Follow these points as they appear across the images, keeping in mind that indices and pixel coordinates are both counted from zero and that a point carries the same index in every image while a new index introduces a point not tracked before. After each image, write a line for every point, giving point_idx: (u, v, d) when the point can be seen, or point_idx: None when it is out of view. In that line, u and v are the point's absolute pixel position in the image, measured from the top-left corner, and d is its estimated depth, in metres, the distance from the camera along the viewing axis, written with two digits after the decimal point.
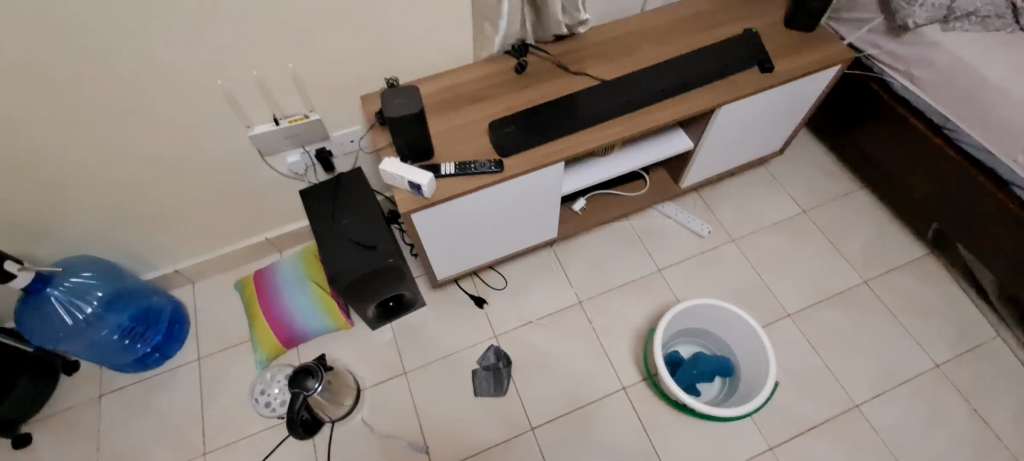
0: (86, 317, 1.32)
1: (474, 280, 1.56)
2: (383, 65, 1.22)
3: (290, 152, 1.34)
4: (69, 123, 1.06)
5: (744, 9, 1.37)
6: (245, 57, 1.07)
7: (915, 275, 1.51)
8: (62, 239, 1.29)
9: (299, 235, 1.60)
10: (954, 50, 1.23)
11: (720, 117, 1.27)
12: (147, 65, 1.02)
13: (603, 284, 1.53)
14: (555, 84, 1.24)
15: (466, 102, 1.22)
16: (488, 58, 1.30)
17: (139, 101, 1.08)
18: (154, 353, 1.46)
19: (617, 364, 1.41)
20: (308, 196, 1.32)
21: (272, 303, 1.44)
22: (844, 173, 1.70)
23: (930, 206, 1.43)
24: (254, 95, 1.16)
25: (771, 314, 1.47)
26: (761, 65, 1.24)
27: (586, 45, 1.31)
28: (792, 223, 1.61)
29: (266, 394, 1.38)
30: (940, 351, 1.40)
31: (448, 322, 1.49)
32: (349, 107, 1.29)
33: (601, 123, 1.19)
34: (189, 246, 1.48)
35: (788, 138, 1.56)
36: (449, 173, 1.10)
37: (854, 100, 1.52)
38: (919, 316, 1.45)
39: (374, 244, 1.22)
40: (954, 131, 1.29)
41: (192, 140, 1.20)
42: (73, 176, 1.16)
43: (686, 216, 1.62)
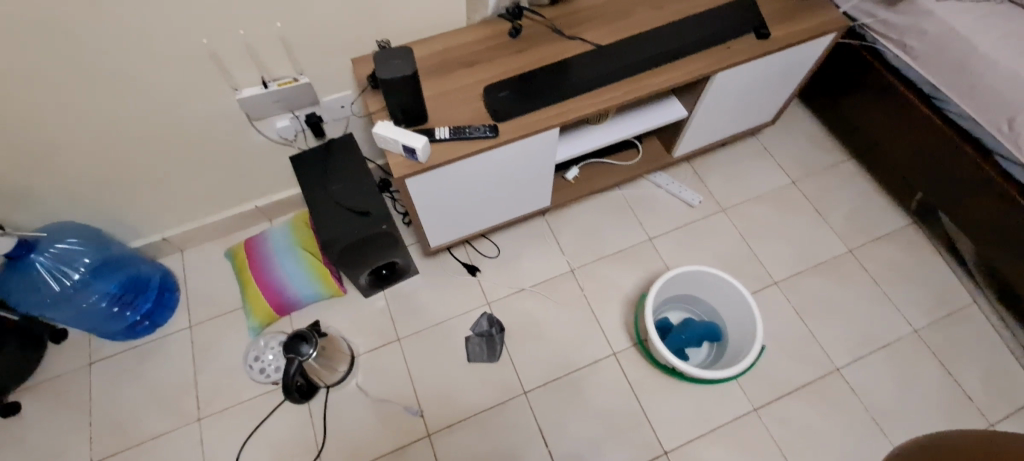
0: (74, 283, 1.31)
1: (467, 248, 1.56)
2: (373, 26, 1.19)
3: (279, 117, 1.31)
4: (43, 80, 1.01)
5: None
6: (232, 15, 1.04)
7: (897, 244, 1.55)
8: (43, 205, 1.26)
9: (289, 203, 1.58)
10: (946, 20, 1.24)
11: (714, 84, 1.27)
12: (124, 20, 0.97)
13: (595, 252, 1.54)
14: (550, 48, 1.23)
15: (459, 66, 1.20)
16: (481, 22, 1.27)
17: (119, 59, 1.03)
18: (144, 321, 1.45)
19: (608, 329, 1.44)
20: (298, 162, 1.30)
21: (264, 271, 1.43)
22: (832, 144, 1.72)
23: (915, 177, 1.46)
24: (241, 56, 1.12)
25: (758, 281, 1.50)
26: (756, 32, 1.24)
27: (582, 9, 1.29)
28: (781, 193, 1.63)
29: (260, 360, 1.38)
30: (918, 316, 1.45)
31: (441, 290, 1.50)
32: (339, 70, 1.26)
33: (597, 89, 1.18)
34: (177, 213, 1.45)
35: (780, 108, 1.57)
36: (444, 137, 1.09)
37: (846, 70, 1.52)
38: (899, 282, 1.50)
39: (367, 210, 1.21)
40: (942, 101, 1.30)
41: (175, 101, 1.16)
42: (53, 139, 1.12)
43: (677, 186, 1.63)
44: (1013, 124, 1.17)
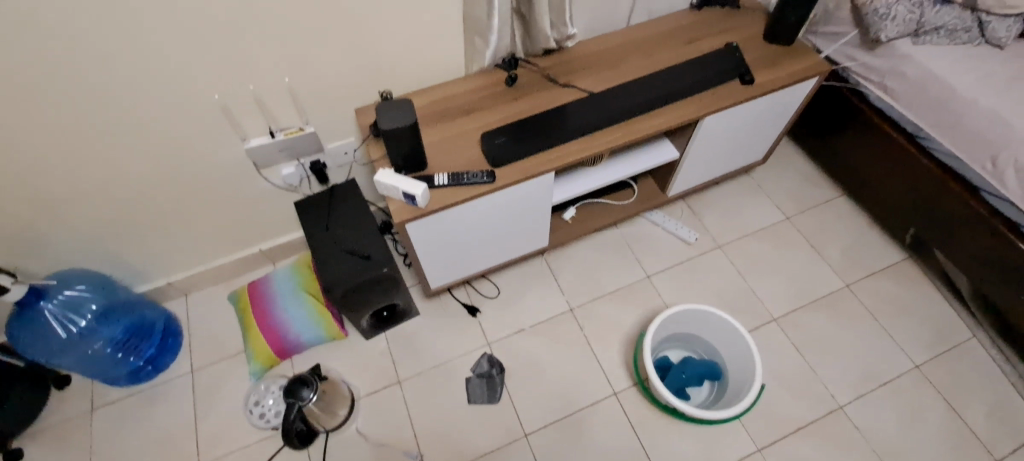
0: (81, 330, 1.34)
1: (467, 289, 1.57)
2: (376, 78, 1.25)
3: (285, 164, 1.36)
4: (62, 136, 1.07)
5: (726, 22, 1.42)
6: (243, 73, 1.10)
7: (894, 279, 1.56)
8: (55, 253, 1.29)
9: (292, 246, 1.62)
10: (924, 63, 1.29)
11: (704, 127, 1.32)
12: (140, 77, 1.02)
13: (593, 291, 1.56)
14: (545, 96, 1.28)
15: (457, 114, 1.25)
16: (479, 72, 1.33)
17: (134, 113, 1.08)
18: (148, 366, 1.46)
19: (608, 368, 1.43)
20: (302, 207, 1.34)
21: (267, 314, 1.45)
22: (824, 181, 1.75)
23: (907, 213, 1.49)
24: (250, 109, 1.18)
25: (757, 318, 1.50)
26: (741, 78, 1.29)
27: (575, 58, 1.35)
28: (776, 229, 1.66)
29: (260, 405, 1.38)
30: (919, 352, 1.45)
31: (441, 330, 1.51)
32: (343, 120, 1.31)
33: (590, 134, 1.22)
34: (184, 258, 1.49)
35: (771, 147, 1.61)
36: (443, 184, 1.13)
37: (832, 110, 1.57)
38: (898, 317, 1.50)
39: (368, 254, 1.24)
40: (926, 139, 1.35)
41: (186, 151, 1.21)
42: (68, 190, 1.17)
43: (673, 223, 1.66)
44: (996, 163, 1.21)
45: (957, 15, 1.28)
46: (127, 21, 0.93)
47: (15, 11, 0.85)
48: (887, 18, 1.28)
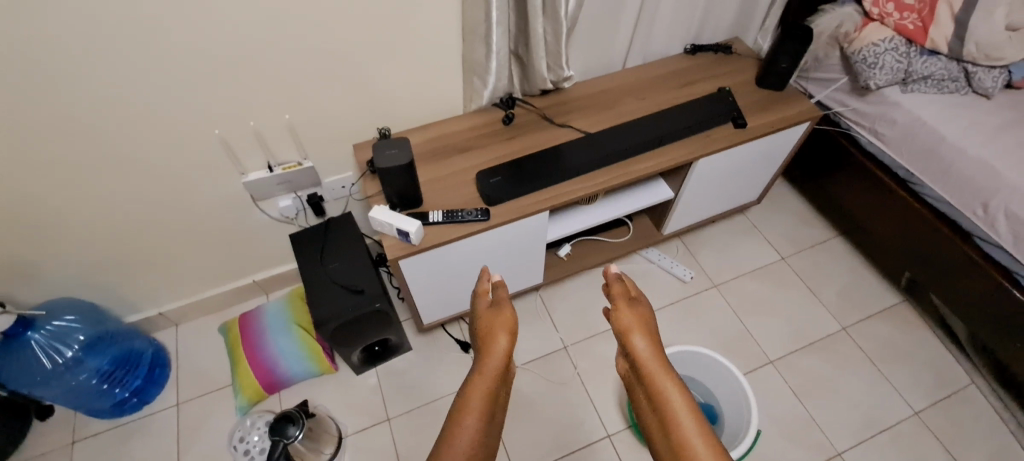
0: (66, 361, 1.31)
1: (460, 324, 1.56)
2: (375, 115, 1.27)
3: (281, 197, 1.37)
4: (63, 166, 1.08)
5: (719, 67, 1.45)
6: (245, 109, 1.13)
7: (891, 323, 1.55)
8: (48, 282, 1.29)
9: (286, 277, 1.61)
10: (912, 110, 1.32)
11: (697, 169, 1.33)
12: (143, 109, 1.05)
13: (587, 329, 1.55)
14: (540, 135, 1.30)
15: (454, 152, 1.27)
16: (477, 110, 1.35)
17: (135, 144, 1.10)
18: (132, 398, 1.43)
19: (602, 410, 1.41)
20: (297, 240, 1.34)
21: (256, 347, 1.43)
22: (820, 222, 1.76)
23: (901, 257, 1.49)
24: (250, 143, 1.20)
25: (754, 360, 1.48)
26: (734, 121, 1.32)
27: (571, 99, 1.38)
28: (771, 270, 1.66)
29: (246, 441, 1.31)
30: (918, 397, 1.42)
31: (433, 367, 1.49)
32: (341, 154, 1.33)
33: (584, 175, 1.24)
34: (176, 288, 1.48)
35: (765, 188, 1.62)
36: (438, 220, 1.13)
37: (824, 152, 1.59)
38: (896, 361, 1.48)
39: (361, 288, 1.24)
40: (918, 185, 1.36)
41: (185, 182, 1.22)
42: (66, 219, 1.18)
43: (668, 261, 1.65)
44: (987, 208, 1.22)
45: (944, 66, 1.32)
46: (134, 55, 0.96)
47: (26, 46, 0.88)
48: (876, 67, 1.32)
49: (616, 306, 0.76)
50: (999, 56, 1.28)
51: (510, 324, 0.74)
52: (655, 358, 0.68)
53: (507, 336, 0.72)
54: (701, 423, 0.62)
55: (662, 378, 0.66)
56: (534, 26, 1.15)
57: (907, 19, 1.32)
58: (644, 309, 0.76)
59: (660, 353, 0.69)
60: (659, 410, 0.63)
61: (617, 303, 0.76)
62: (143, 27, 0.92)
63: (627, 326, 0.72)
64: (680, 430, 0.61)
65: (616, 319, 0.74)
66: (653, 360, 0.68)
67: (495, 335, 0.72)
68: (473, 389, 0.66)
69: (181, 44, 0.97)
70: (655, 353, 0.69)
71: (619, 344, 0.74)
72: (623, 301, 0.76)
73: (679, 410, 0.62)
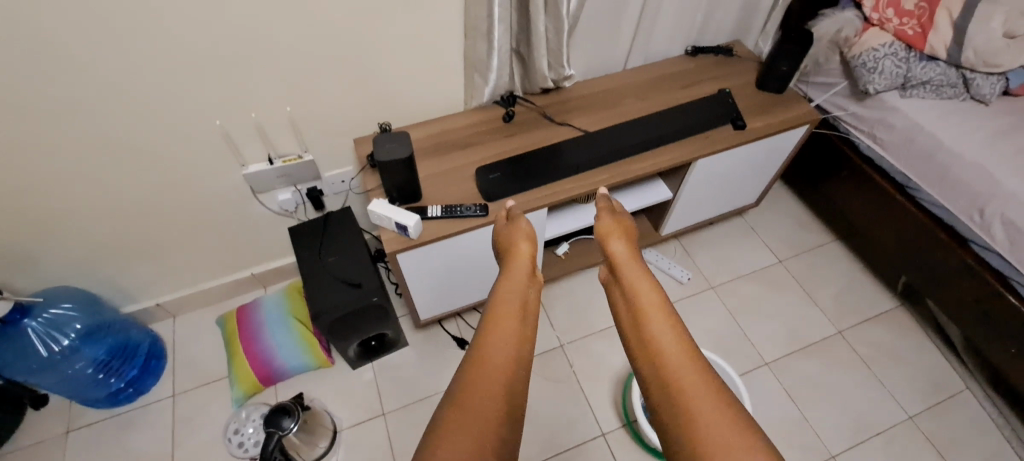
0: (62, 350, 1.31)
1: (458, 321, 1.57)
2: (376, 110, 1.28)
3: (281, 190, 1.37)
4: (63, 155, 1.08)
5: (719, 69, 1.46)
6: (246, 101, 1.13)
7: (887, 327, 1.56)
8: (46, 270, 1.29)
9: (285, 271, 1.61)
10: (911, 115, 1.33)
11: (696, 169, 1.34)
12: (145, 99, 1.05)
13: (584, 328, 1.55)
14: (540, 133, 1.30)
15: (454, 148, 1.28)
16: (478, 107, 1.36)
17: (136, 134, 1.10)
18: (128, 388, 1.43)
19: (598, 409, 1.41)
20: (295, 232, 1.35)
21: (253, 340, 1.44)
22: (818, 226, 1.76)
23: (898, 261, 1.50)
24: (251, 135, 1.21)
25: (749, 362, 1.48)
26: (733, 123, 1.32)
27: (571, 97, 1.38)
28: (768, 272, 1.66)
29: (240, 433, 1.35)
30: (912, 402, 1.43)
31: (430, 363, 1.49)
32: (341, 149, 1.33)
33: (582, 173, 1.24)
34: (174, 279, 1.49)
35: (763, 190, 1.63)
36: (436, 215, 1.13)
37: (823, 156, 1.60)
38: (891, 365, 1.49)
39: (359, 282, 1.24)
40: (916, 189, 1.36)
41: (185, 173, 1.22)
42: (65, 208, 1.18)
43: (666, 262, 1.65)
44: (984, 214, 1.22)
45: (942, 72, 1.32)
46: (136, 45, 0.96)
47: (31, 34, 0.89)
48: (875, 71, 1.33)
49: (599, 218, 0.84)
50: (996, 62, 1.28)
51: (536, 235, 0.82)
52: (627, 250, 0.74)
53: (530, 242, 0.80)
54: (661, 291, 0.66)
55: (633, 266, 0.72)
56: (535, 24, 1.16)
57: (907, 25, 1.33)
58: (626, 222, 0.83)
59: (633, 251, 0.76)
60: (630, 283, 0.68)
61: (600, 215, 0.85)
62: (146, 17, 0.93)
63: (607, 229, 0.80)
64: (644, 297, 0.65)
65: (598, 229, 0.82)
66: (627, 254, 0.74)
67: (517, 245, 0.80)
68: (509, 278, 0.71)
69: (183, 35, 0.97)
70: (630, 249, 0.75)
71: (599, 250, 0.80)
72: (606, 212, 0.85)
73: (646, 282, 0.67)
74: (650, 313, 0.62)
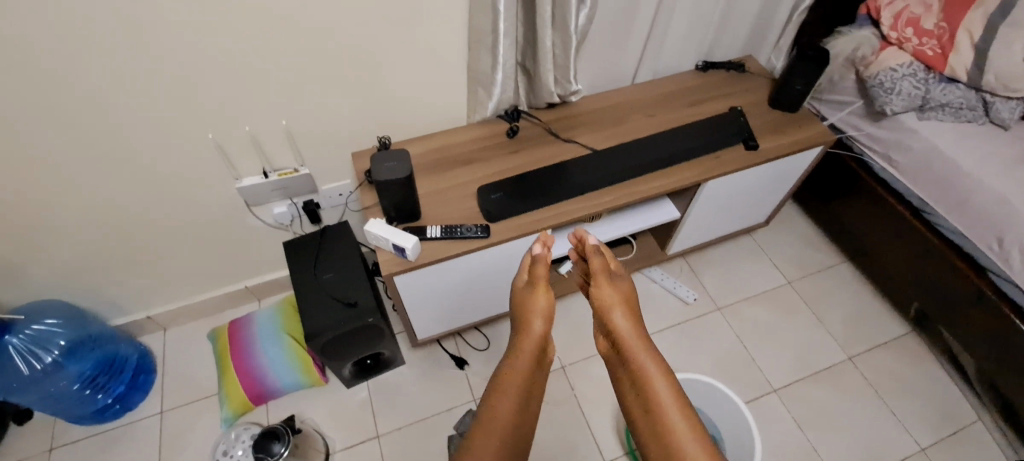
0: (45, 367, 1.25)
1: (456, 340, 1.52)
2: (375, 123, 1.24)
3: (277, 203, 1.33)
4: (48, 168, 1.04)
5: (730, 85, 1.42)
6: (240, 114, 1.09)
7: (898, 354, 1.51)
8: (29, 283, 1.25)
9: (279, 284, 1.57)
10: (929, 138, 1.28)
11: (705, 190, 1.30)
12: (133, 112, 1.01)
13: (586, 349, 1.50)
14: (545, 150, 1.26)
15: (455, 164, 1.23)
16: (481, 122, 1.32)
17: (125, 147, 1.06)
18: (115, 405, 1.39)
19: (599, 435, 1.36)
20: (290, 247, 1.30)
21: (244, 357, 1.39)
22: (828, 246, 1.72)
23: (910, 286, 1.45)
24: (245, 148, 1.16)
25: (757, 388, 1.44)
26: (745, 142, 1.28)
27: (577, 113, 1.34)
28: (776, 294, 1.61)
29: (229, 456, 1.23)
30: (924, 434, 1.38)
31: (426, 383, 1.44)
32: (339, 162, 1.29)
33: (587, 193, 1.20)
34: (165, 291, 1.44)
35: (773, 210, 1.59)
36: (435, 236, 1.09)
37: (835, 176, 1.55)
38: (902, 395, 1.44)
39: (355, 301, 1.20)
40: (932, 215, 1.32)
41: (176, 185, 1.18)
42: (50, 222, 1.14)
43: (671, 281, 1.61)
44: (1002, 242, 1.18)
45: (962, 94, 1.27)
46: (122, 57, 0.92)
47: (14, 42, 0.84)
48: (893, 92, 1.28)
49: (598, 282, 0.73)
50: (1017, 86, 1.23)
51: (536, 307, 0.71)
52: (634, 331, 0.64)
53: (534, 318, 0.70)
54: (682, 400, 0.58)
55: (644, 357, 0.62)
56: (542, 38, 1.12)
57: (926, 45, 1.29)
58: (625, 285, 0.73)
59: (640, 329, 0.66)
60: (641, 387, 0.59)
61: (597, 281, 0.73)
62: (133, 28, 0.89)
63: (609, 300, 0.70)
64: (665, 416, 0.57)
65: (598, 293, 0.72)
66: (635, 338, 0.64)
67: (518, 319, 0.71)
68: (508, 371, 0.63)
69: (173, 45, 0.93)
70: (637, 329, 0.65)
71: (597, 323, 0.71)
72: (605, 276, 0.74)
73: (660, 383, 0.59)
74: (671, 434, 0.56)
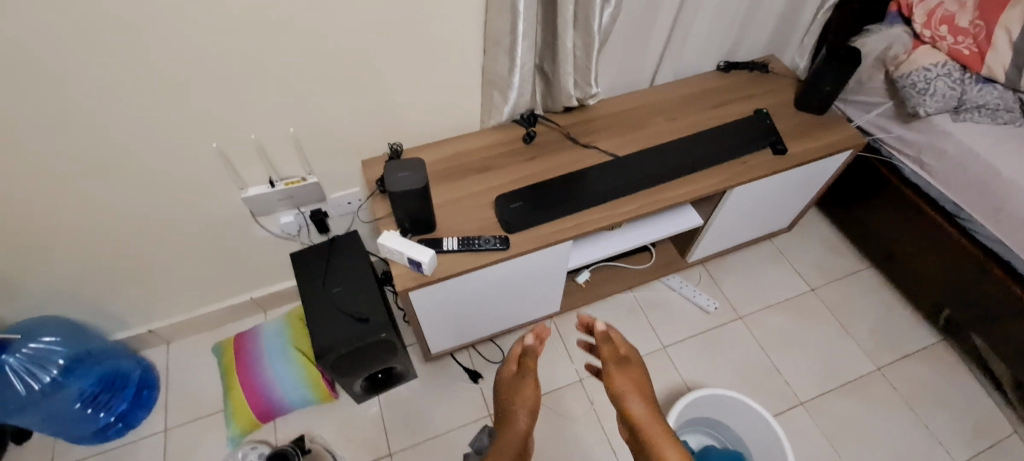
0: (43, 387, 1.20)
1: (470, 352, 1.47)
2: (386, 129, 1.19)
3: (283, 213, 1.28)
4: (44, 180, 0.99)
5: (754, 86, 1.36)
6: (246, 121, 1.04)
7: (928, 364, 1.46)
8: (26, 299, 1.20)
9: (286, 295, 1.52)
10: (964, 141, 1.22)
11: (731, 197, 1.24)
12: (134, 120, 0.95)
13: None
14: (564, 156, 1.21)
15: (470, 172, 1.18)
16: (496, 127, 1.26)
17: (125, 157, 1.01)
18: (118, 423, 1.34)
19: (620, 452, 1.31)
20: (298, 259, 1.25)
21: (251, 373, 1.34)
22: (851, 251, 1.66)
23: (941, 293, 1.40)
24: (251, 156, 1.11)
25: (783, 402, 1.39)
26: (773, 146, 1.22)
27: (596, 117, 1.29)
28: (800, 302, 1.56)
29: None
30: (958, 448, 1.33)
31: (439, 398, 1.39)
32: (348, 170, 1.24)
33: (609, 201, 1.14)
34: (168, 304, 1.39)
35: (796, 215, 1.53)
36: (452, 248, 1.04)
37: (861, 179, 1.50)
38: (934, 407, 1.39)
39: (366, 316, 1.15)
40: (969, 221, 1.26)
41: (179, 196, 1.13)
42: (47, 235, 1.09)
43: (691, 289, 1.55)
44: None
45: (999, 96, 1.22)
46: (121, 63, 0.87)
47: (6, 48, 0.79)
48: (927, 93, 1.23)
49: (610, 370, 0.92)
50: None
51: (528, 400, 0.93)
52: (645, 416, 0.84)
53: (527, 413, 0.91)
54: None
55: (657, 432, 0.82)
56: (563, 40, 1.06)
57: (963, 44, 1.23)
58: (633, 370, 0.92)
59: (650, 410, 0.86)
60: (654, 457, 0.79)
61: (610, 370, 0.92)
62: (134, 32, 0.83)
63: (623, 388, 0.89)
64: None
65: (614, 381, 0.90)
66: (647, 419, 0.84)
67: (514, 411, 0.92)
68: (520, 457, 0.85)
69: (176, 50, 0.88)
70: (647, 411, 0.85)
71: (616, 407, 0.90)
72: (616, 364, 0.92)
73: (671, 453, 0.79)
74: None
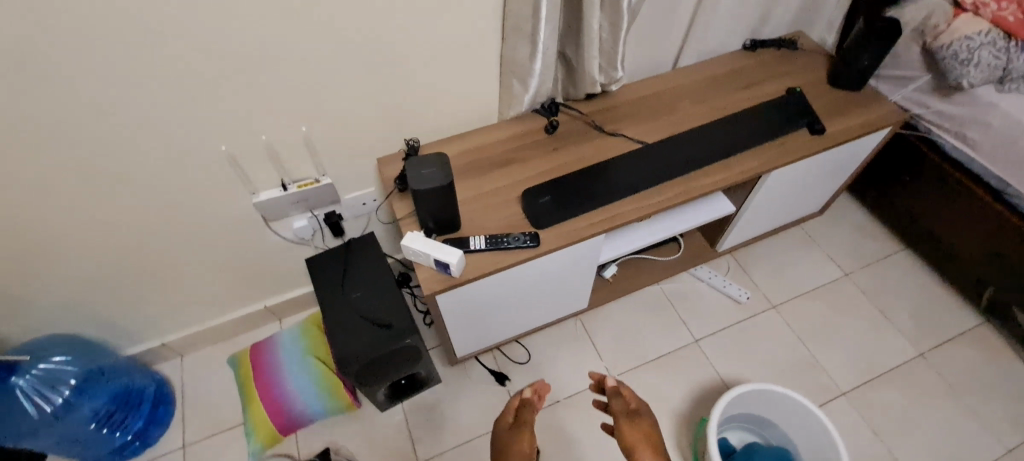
0: (56, 409, 1.15)
1: (495, 354, 1.41)
2: (402, 125, 1.12)
3: (296, 217, 1.22)
4: (46, 193, 0.93)
5: (783, 65, 1.30)
6: (256, 122, 0.98)
7: (972, 348, 1.40)
8: (33, 318, 1.15)
9: (301, 302, 1.46)
10: (1011, 113, 1.15)
11: (767, 182, 1.18)
12: (138, 125, 0.90)
13: (635, 357, 1.39)
14: (590, 145, 1.15)
15: (493, 166, 1.12)
16: (516, 117, 1.20)
17: (130, 165, 0.95)
18: (135, 441, 1.29)
19: None
20: (315, 264, 1.20)
21: (270, 385, 1.29)
22: (884, 233, 1.60)
23: (986, 274, 1.34)
24: (262, 159, 1.05)
25: (824, 393, 1.33)
26: (810, 126, 1.16)
27: (620, 103, 1.22)
28: (834, 288, 1.50)
29: None
30: (1010, 435, 1.27)
31: (466, 403, 1.34)
32: (363, 169, 1.18)
33: (641, 191, 1.08)
34: (181, 316, 1.34)
35: (828, 198, 1.47)
36: (479, 248, 0.98)
37: (896, 158, 1.43)
38: (982, 392, 1.33)
39: (390, 322, 1.09)
40: (1017, 197, 1.20)
41: (188, 204, 1.07)
42: (51, 251, 1.03)
43: (721, 280, 1.49)
44: None
45: None
46: (123, 65, 0.81)
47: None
48: (969, 64, 1.16)
49: (619, 423, 0.93)
50: None
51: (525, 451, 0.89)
52: None
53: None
54: None
55: None
56: (587, 21, 1.00)
57: (1006, 9, 1.15)
58: (642, 422, 0.92)
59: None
60: None
61: (620, 422, 0.92)
62: (135, 30, 0.78)
63: (631, 439, 0.89)
64: None
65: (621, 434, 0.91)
66: None
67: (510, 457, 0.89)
68: None
69: (180, 48, 0.82)
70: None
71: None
72: (625, 417, 0.93)
73: None
74: None
